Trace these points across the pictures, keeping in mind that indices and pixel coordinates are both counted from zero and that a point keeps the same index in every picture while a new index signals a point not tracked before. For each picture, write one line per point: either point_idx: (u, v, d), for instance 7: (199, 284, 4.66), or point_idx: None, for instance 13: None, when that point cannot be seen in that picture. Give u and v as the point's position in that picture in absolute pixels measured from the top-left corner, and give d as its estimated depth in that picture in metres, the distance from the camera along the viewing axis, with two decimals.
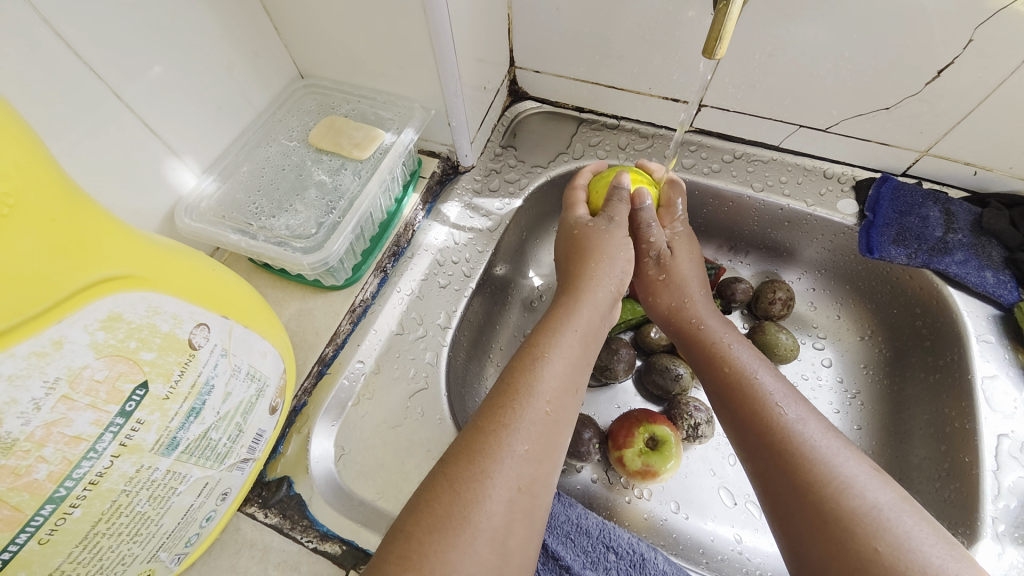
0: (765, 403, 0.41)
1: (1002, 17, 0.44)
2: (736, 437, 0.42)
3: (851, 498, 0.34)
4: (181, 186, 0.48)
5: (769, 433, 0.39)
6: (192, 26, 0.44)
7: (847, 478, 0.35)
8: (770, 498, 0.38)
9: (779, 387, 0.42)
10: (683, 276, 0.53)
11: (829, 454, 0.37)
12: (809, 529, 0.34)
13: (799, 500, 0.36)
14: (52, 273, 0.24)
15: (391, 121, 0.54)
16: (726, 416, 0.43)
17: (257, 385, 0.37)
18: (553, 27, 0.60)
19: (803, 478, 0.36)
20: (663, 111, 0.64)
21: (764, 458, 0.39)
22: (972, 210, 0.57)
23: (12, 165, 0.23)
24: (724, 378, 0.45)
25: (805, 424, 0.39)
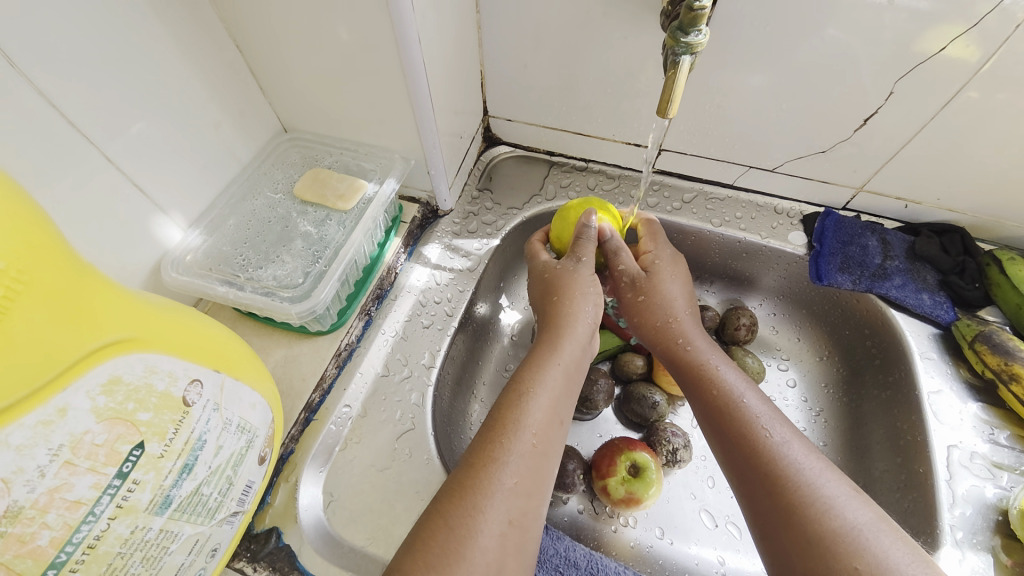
0: (753, 427, 0.43)
1: (908, 77, 0.51)
2: (725, 459, 0.44)
3: (839, 519, 0.36)
4: (166, 241, 0.49)
5: (756, 456, 0.41)
6: (180, 88, 0.47)
7: (832, 497, 0.38)
8: (757, 517, 0.40)
9: (767, 408, 0.45)
10: (672, 288, 0.54)
11: (812, 476, 0.39)
12: (801, 549, 0.36)
13: (784, 520, 0.38)
14: (68, 343, 0.25)
15: (373, 172, 0.58)
16: (715, 438, 0.45)
17: (247, 436, 0.38)
18: (523, 80, 0.65)
19: (788, 499, 0.38)
20: (627, 154, 0.70)
21: (751, 481, 0.41)
22: (906, 239, 0.63)
23: (25, 245, 0.23)
24: (714, 401, 0.46)
25: (788, 447, 0.41)
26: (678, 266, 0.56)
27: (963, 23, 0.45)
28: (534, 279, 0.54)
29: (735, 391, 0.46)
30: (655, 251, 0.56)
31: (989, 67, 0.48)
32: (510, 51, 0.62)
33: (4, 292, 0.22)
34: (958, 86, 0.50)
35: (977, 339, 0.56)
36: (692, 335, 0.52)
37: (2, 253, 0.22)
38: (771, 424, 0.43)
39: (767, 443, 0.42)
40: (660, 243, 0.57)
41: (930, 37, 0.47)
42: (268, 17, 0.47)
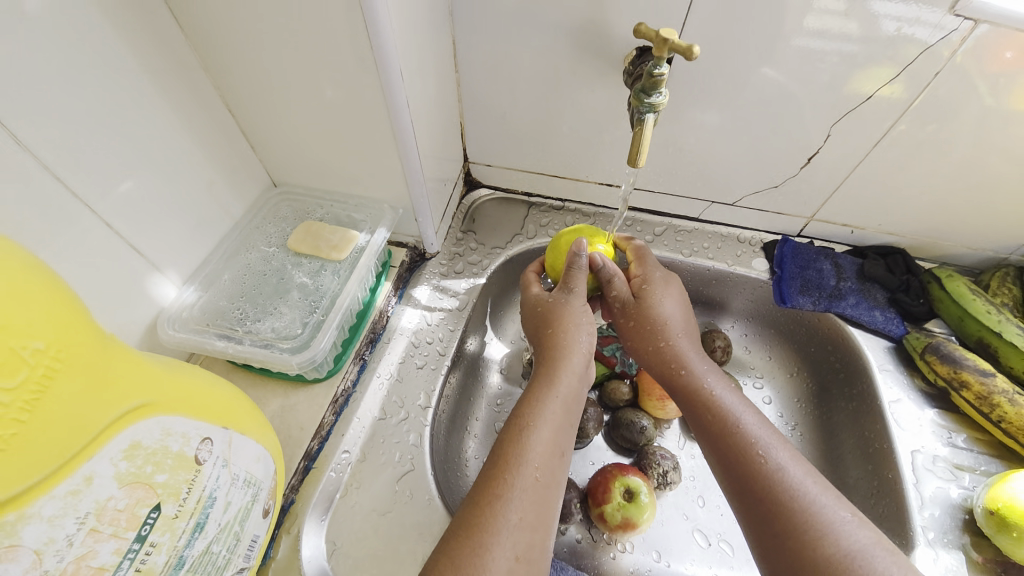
0: (752, 452, 0.44)
1: (843, 121, 0.57)
2: (726, 480, 0.46)
3: (836, 543, 0.38)
4: (162, 298, 0.49)
5: (757, 482, 0.43)
6: (180, 152, 0.49)
7: (829, 521, 0.40)
8: (759, 538, 0.42)
9: (766, 430, 0.46)
10: (668, 308, 0.55)
11: (811, 500, 0.41)
12: (800, 573, 0.38)
13: (786, 542, 0.40)
14: (96, 413, 0.26)
15: (364, 222, 0.60)
16: (716, 459, 0.47)
17: (252, 490, 0.39)
18: (501, 130, 0.70)
19: (788, 524, 0.40)
20: (600, 193, 0.75)
21: (753, 504, 0.43)
22: (855, 262, 0.70)
23: (65, 323, 0.25)
24: (712, 424, 0.48)
25: (788, 471, 0.43)
26: (671, 287, 0.57)
27: (889, 73, 0.52)
28: (527, 313, 0.57)
29: (734, 412, 0.48)
30: (648, 273, 0.58)
31: (918, 102, 0.54)
32: (488, 104, 0.67)
33: (44, 372, 0.23)
34: (890, 122, 0.56)
35: (926, 351, 0.62)
36: (690, 355, 0.53)
37: (45, 334, 0.24)
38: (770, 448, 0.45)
39: (766, 467, 0.43)
40: (652, 265, 0.59)
41: (861, 86, 0.54)
42: (264, 84, 0.50)
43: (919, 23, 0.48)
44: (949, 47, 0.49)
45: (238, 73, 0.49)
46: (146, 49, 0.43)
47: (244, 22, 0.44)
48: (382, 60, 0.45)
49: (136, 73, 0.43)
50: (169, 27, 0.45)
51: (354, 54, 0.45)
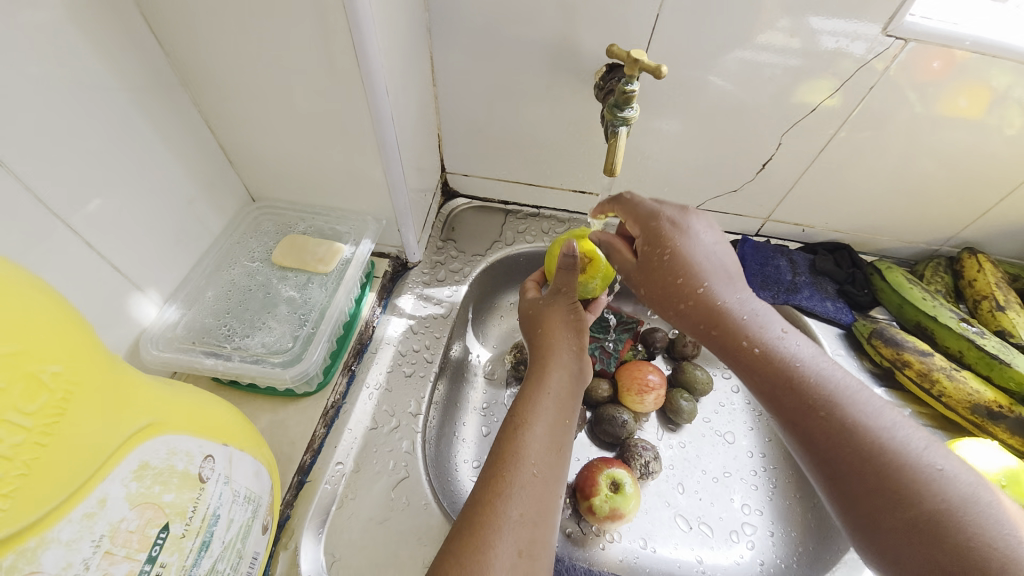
0: (830, 401, 0.41)
1: (792, 130, 0.63)
2: (801, 435, 0.42)
3: (930, 499, 0.36)
4: (143, 318, 0.48)
5: (840, 433, 0.40)
6: (158, 168, 0.48)
7: (920, 473, 0.37)
8: (849, 493, 0.39)
9: (829, 380, 0.43)
10: (690, 264, 0.49)
11: (901, 443, 0.39)
12: (894, 535, 0.37)
13: (886, 494, 0.37)
14: (107, 433, 0.27)
15: (348, 234, 0.61)
16: (789, 415, 0.43)
17: (252, 506, 0.38)
18: (478, 140, 0.72)
19: (885, 473, 0.38)
20: (574, 200, 0.78)
21: (839, 457, 0.40)
22: (807, 258, 0.76)
23: (76, 347, 0.25)
24: (780, 378, 0.43)
25: (871, 417, 0.40)
26: (688, 236, 0.50)
27: (829, 88, 0.58)
28: (522, 319, 0.59)
29: (791, 369, 0.44)
30: (656, 226, 0.51)
31: (855, 114, 0.60)
32: (465, 116, 0.69)
33: (62, 396, 0.24)
34: (834, 129, 0.62)
35: (873, 335, 0.68)
36: (728, 312, 0.47)
37: (60, 357, 0.24)
38: (840, 402, 0.41)
39: (840, 425, 0.40)
40: (659, 216, 0.52)
41: (807, 97, 0.59)
42: (245, 100, 0.50)
43: (858, 37, 0.53)
44: (883, 63, 0.55)
45: (218, 89, 0.49)
46: (123, 66, 0.43)
47: (226, 40, 0.44)
48: (368, 78, 0.46)
49: (114, 91, 0.42)
50: (147, 45, 0.45)
51: (339, 71, 0.46)
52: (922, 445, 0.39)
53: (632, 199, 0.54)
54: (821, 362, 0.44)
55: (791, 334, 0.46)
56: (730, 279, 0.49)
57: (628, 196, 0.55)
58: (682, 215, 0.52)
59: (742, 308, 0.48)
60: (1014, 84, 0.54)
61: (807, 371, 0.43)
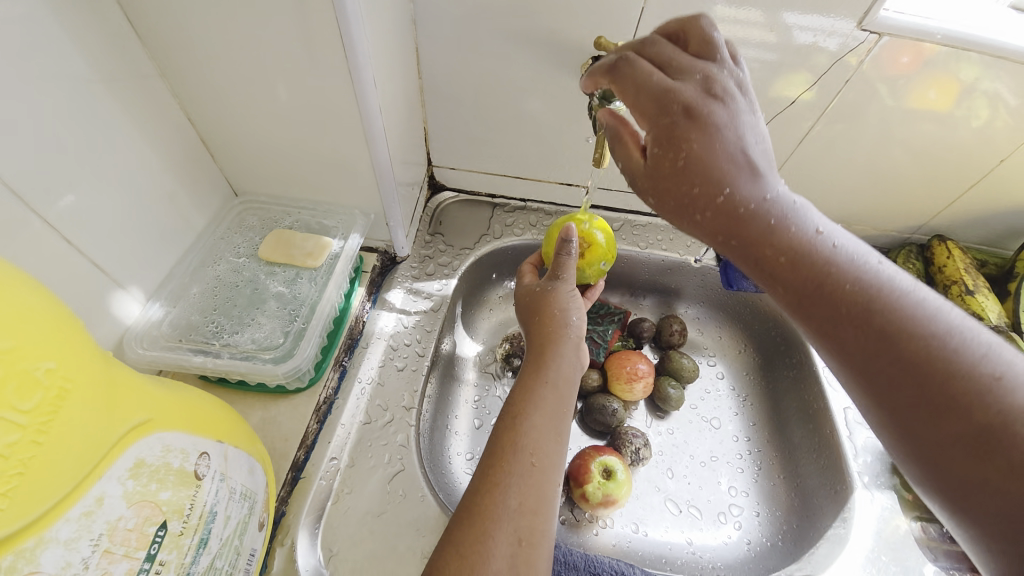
0: (876, 305, 0.32)
1: (773, 123, 0.65)
2: (834, 347, 0.33)
3: (984, 410, 0.28)
4: (126, 317, 0.47)
5: (886, 343, 0.31)
6: (138, 162, 0.47)
7: (976, 383, 0.29)
8: (888, 410, 0.31)
9: (871, 284, 0.33)
10: (709, 164, 0.36)
11: (967, 351, 0.30)
12: (940, 462, 0.29)
13: (936, 409, 0.29)
14: (102, 431, 0.26)
15: (336, 229, 0.60)
16: (819, 323, 0.34)
17: (249, 503, 0.38)
18: (465, 134, 0.72)
19: (941, 385, 0.29)
20: (561, 193, 0.79)
21: (882, 369, 0.31)
22: None
23: (68, 345, 0.25)
24: (811, 282, 0.34)
25: (931, 323, 0.31)
26: (711, 127, 0.36)
27: (807, 82, 0.60)
28: (518, 305, 0.61)
29: (824, 275, 0.34)
30: (668, 121, 0.37)
31: (832, 107, 0.62)
32: (452, 110, 0.69)
33: (57, 393, 0.24)
34: (812, 122, 0.64)
35: None
36: (753, 215, 0.35)
37: (54, 354, 0.24)
38: (883, 311, 0.32)
39: (879, 338, 0.31)
40: (673, 103, 0.37)
41: (786, 90, 0.61)
42: (227, 92, 0.49)
43: (833, 33, 0.55)
44: (856, 57, 0.57)
45: (198, 81, 0.48)
46: (101, 57, 0.41)
47: (207, 31, 0.43)
48: (356, 70, 0.45)
49: (92, 82, 0.41)
50: (124, 35, 0.43)
51: (326, 64, 0.45)
52: (985, 351, 0.30)
53: (643, 76, 0.38)
54: (863, 261, 0.34)
55: (829, 232, 0.35)
56: (758, 170, 0.36)
57: (637, 71, 0.39)
58: (709, 94, 0.37)
59: (771, 206, 0.36)
60: (980, 77, 0.57)
61: (843, 276, 0.33)
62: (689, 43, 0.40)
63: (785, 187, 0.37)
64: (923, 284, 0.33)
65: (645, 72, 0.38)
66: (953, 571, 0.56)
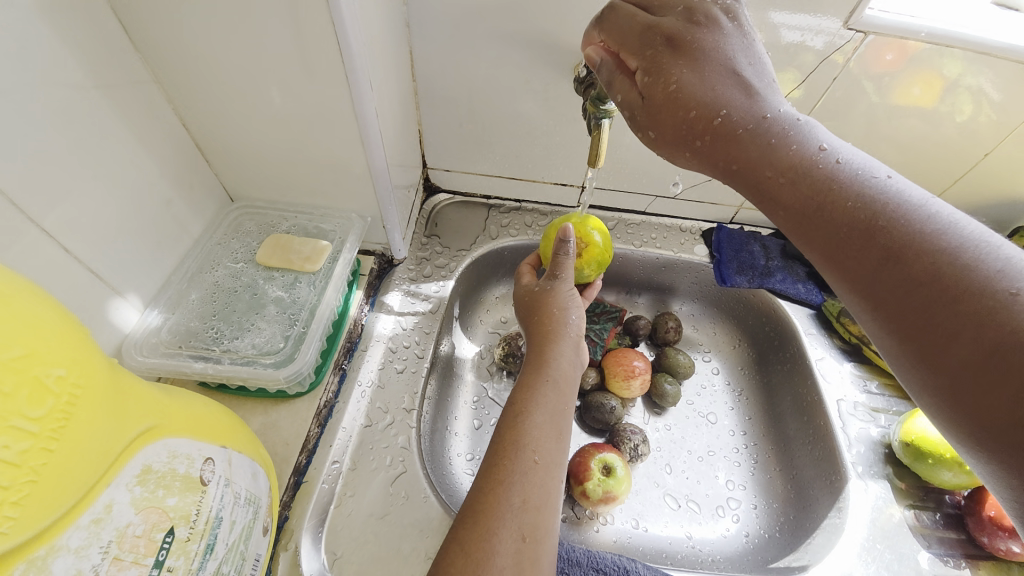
0: (874, 216, 0.32)
1: None
2: (836, 265, 0.34)
3: (998, 328, 0.27)
4: (124, 324, 0.47)
5: (886, 252, 0.32)
6: (134, 168, 0.47)
7: (988, 299, 0.28)
8: (889, 322, 0.32)
9: (876, 200, 0.33)
10: (698, 89, 0.38)
11: (970, 256, 0.30)
12: (949, 382, 0.29)
13: (937, 315, 0.30)
14: (110, 437, 0.27)
15: (333, 233, 0.60)
16: (820, 240, 0.35)
17: (253, 508, 0.38)
18: (459, 136, 0.72)
19: (941, 291, 0.30)
20: (556, 193, 0.80)
21: (882, 280, 0.32)
22: (779, 243, 0.80)
23: (77, 353, 0.25)
24: (810, 198, 0.35)
25: (933, 229, 0.31)
26: (696, 55, 0.38)
27: (796, 80, 0.61)
28: (517, 305, 0.62)
29: (825, 193, 0.34)
30: (654, 51, 0.39)
31: (820, 104, 0.63)
32: (446, 112, 0.69)
33: (68, 400, 0.24)
34: None
35: (842, 315, 0.73)
36: (749, 136, 0.37)
37: (65, 362, 0.24)
38: (886, 226, 0.32)
39: (883, 254, 0.32)
40: (658, 36, 0.40)
41: None
42: (223, 98, 0.49)
43: (820, 32, 0.56)
44: (842, 56, 0.58)
45: (194, 87, 0.48)
46: (96, 65, 0.41)
47: (203, 37, 0.43)
48: (351, 74, 0.46)
49: (87, 90, 0.41)
50: (118, 42, 0.43)
51: (322, 68, 0.45)
52: (1003, 264, 0.29)
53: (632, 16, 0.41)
54: (869, 177, 0.34)
55: (833, 148, 0.36)
56: (751, 93, 0.38)
57: (627, 11, 0.42)
58: (693, 24, 0.40)
59: (769, 126, 0.37)
60: (963, 73, 0.58)
61: (846, 192, 0.34)
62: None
63: (784, 108, 0.38)
64: (938, 199, 0.33)
65: (630, 15, 0.42)
66: (947, 557, 0.58)
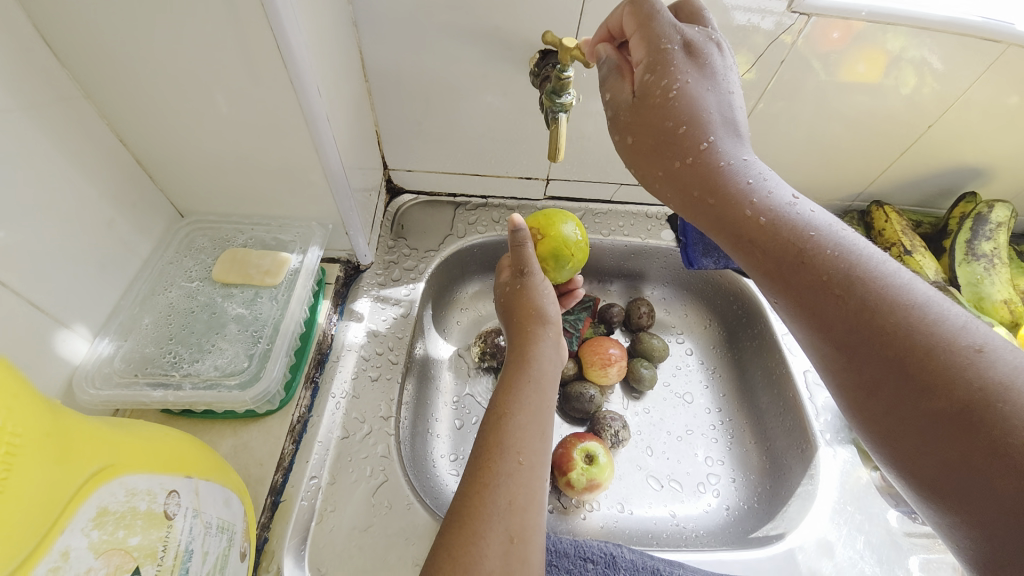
0: (844, 267, 0.35)
1: None
2: (808, 310, 0.36)
3: (968, 385, 0.29)
4: (73, 356, 0.45)
5: (856, 301, 0.34)
6: (71, 191, 0.44)
7: (955, 356, 0.30)
8: (859, 372, 0.34)
9: (849, 251, 0.35)
10: (694, 108, 0.41)
11: (933, 315, 0.32)
12: (918, 434, 0.31)
13: (906, 370, 0.31)
14: (58, 482, 0.26)
15: (293, 243, 0.58)
16: (792, 286, 0.37)
17: (227, 535, 0.37)
18: (418, 134, 0.71)
19: (911, 346, 0.31)
20: (521, 187, 0.79)
21: (855, 328, 0.34)
22: None
23: (11, 402, 0.24)
24: (785, 243, 0.37)
25: (899, 286, 0.34)
26: (704, 70, 0.42)
27: (749, 57, 0.61)
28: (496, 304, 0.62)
29: (800, 241, 0.37)
30: (667, 49, 0.42)
31: (772, 84, 0.64)
32: (403, 111, 0.67)
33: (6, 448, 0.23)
34: (755, 101, 0.67)
35: None
36: (730, 171, 0.40)
37: None
38: (861, 278, 0.34)
39: (859, 306, 0.34)
40: (669, 44, 0.42)
41: None
42: (162, 109, 0.46)
43: (767, 12, 0.57)
44: (790, 36, 0.59)
45: (128, 100, 0.45)
46: (18, 83, 0.38)
47: (134, 50, 0.41)
48: (298, 79, 0.44)
49: (13, 111, 0.38)
50: (40, 55, 0.40)
51: (268, 75, 0.43)
52: (963, 325, 0.31)
53: (643, 16, 0.43)
54: (839, 232, 0.37)
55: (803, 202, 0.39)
56: (735, 136, 0.41)
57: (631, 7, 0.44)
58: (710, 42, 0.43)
59: (748, 169, 0.40)
60: (906, 47, 0.60)
61: (821, 242, 0.36)
62: (678, 17, 0.47)
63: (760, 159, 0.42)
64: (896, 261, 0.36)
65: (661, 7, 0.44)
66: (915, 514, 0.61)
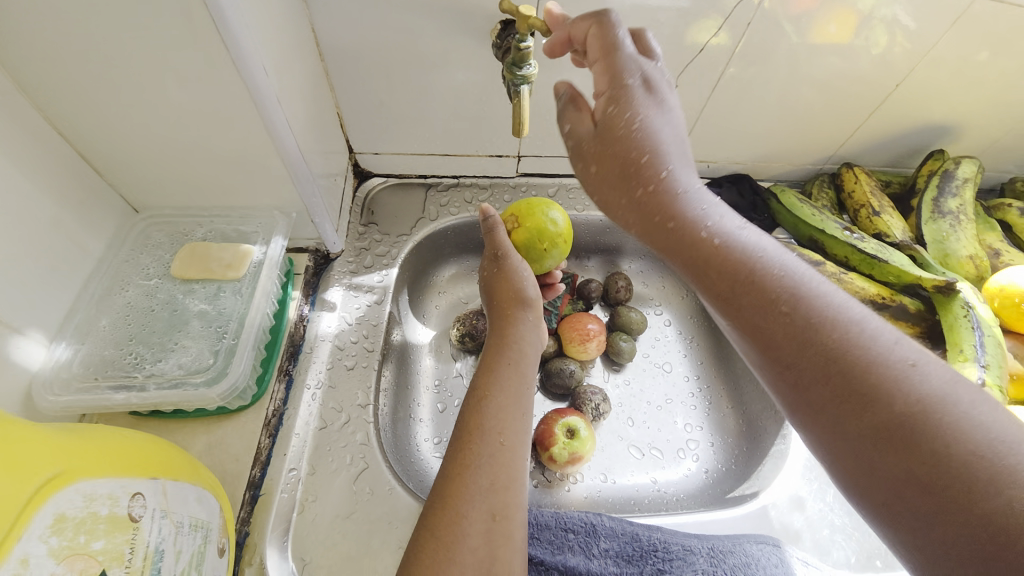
0: (790, 290, 0.36)
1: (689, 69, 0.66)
2: (759, 331, 0.36)
3: (903, 399, 0.30)
4: (29, 363, 0.43)
5: (802, 324, 0.34)
6: (11, 191, 0.41)
7: (891, 371, 0.31)
8: (806, 393, 0.34)
9: (795, 274, 0.37)
10: (654, 139, 0.41)
11: (871, 334, 0.33)
12: (859, 449, 0.32)
13: (848, 387, 0.32)
14: (8, 492, 0.25)
15: (255, 234, 0.57)
16: (744, 308, 0.37)
17: (201, 532, 0.36)
18: (382, 114, 0.68)
19: (853, 364, 0.32)
20: (492, 165, 0.78)
21: (802, 349, 0.34)
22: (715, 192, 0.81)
23: None
24: (735, 266, 0.37)
25: (839, 307, 0.35)
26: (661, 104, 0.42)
27: (717, 20, 0.60)
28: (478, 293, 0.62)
29: (751, 263, 0.37)
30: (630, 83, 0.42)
31: (741, 46, 0.63)
32: (364, 90, 0.65)
33: None
34: (723, 65, 0.66)
35: None
36: (686, 199, 0.40)
37: None
38: (806, 300, 0.35)
39: (805, 326, 0.34)
40: (630, 79, 0.42)
41: (696, 36, 0.61)
42: (98, 100, 0.44)
43: None
44: None
45: (65, 93, 0.43)
46: None
47: (63, 38, 0.38)
48: (242, 60, 0.42)
49: None
50: None
51: (211, 57, 0.41)
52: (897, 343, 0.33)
53: (608, 44, 0.43)
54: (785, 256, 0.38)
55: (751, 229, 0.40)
56: (688, 165, 0.42)
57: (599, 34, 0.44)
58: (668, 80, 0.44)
59: (702, 198, 0.41)
60: (877, 5, 0.60)
61: (769, 265, 0.37)
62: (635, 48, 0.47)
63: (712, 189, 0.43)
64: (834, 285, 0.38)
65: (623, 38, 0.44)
66: None
